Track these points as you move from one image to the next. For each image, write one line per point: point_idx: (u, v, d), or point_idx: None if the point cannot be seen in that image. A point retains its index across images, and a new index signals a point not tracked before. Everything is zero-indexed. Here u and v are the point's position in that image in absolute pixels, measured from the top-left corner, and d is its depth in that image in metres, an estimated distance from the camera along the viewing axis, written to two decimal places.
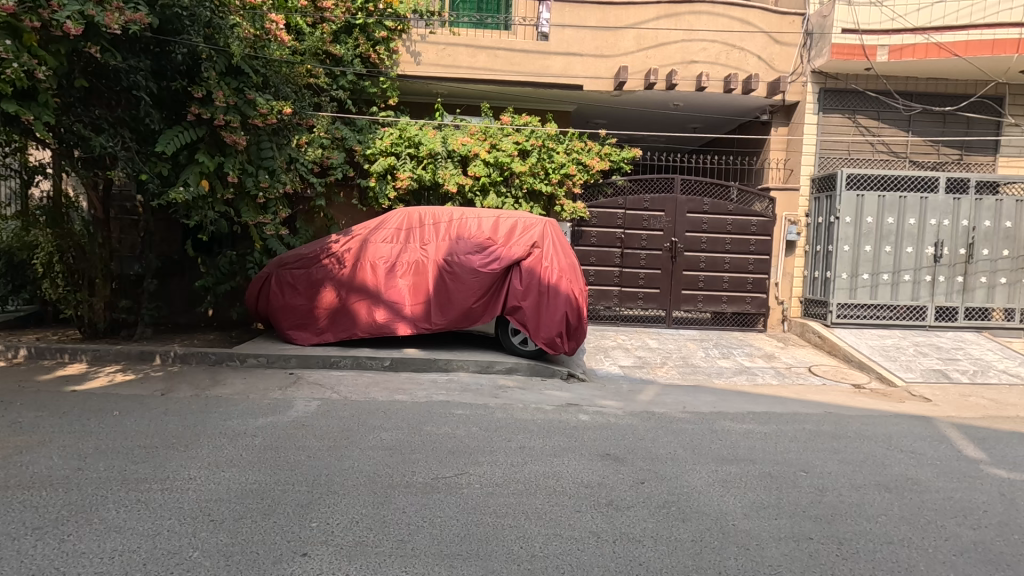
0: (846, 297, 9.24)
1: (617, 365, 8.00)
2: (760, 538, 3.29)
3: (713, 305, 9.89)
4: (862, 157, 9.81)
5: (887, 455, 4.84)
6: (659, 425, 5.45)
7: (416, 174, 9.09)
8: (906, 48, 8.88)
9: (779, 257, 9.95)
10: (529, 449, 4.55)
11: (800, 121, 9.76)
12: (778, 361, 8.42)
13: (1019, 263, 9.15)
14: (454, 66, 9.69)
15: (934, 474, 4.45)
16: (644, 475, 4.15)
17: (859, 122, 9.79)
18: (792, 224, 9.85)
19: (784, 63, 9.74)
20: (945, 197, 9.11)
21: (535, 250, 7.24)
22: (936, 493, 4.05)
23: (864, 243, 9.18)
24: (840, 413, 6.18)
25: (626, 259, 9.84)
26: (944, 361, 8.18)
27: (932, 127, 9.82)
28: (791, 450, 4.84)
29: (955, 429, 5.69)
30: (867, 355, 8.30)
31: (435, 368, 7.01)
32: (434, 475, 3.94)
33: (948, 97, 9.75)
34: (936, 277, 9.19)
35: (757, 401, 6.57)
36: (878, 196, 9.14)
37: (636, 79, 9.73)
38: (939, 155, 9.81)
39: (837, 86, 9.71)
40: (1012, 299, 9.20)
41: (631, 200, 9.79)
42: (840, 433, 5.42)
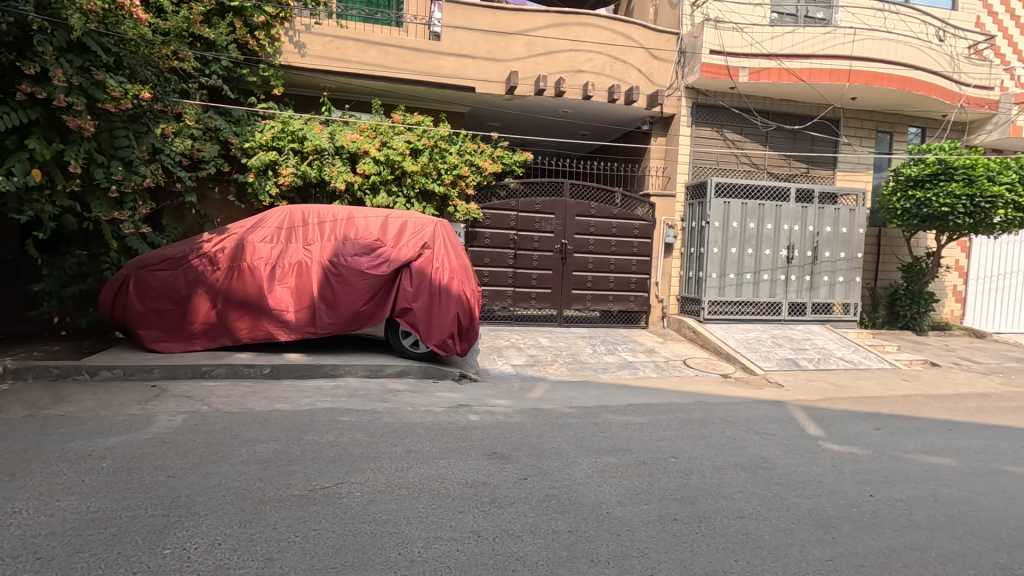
0: (717, 295, 10.10)
1: (510, 364, 8.14)
2: (632, 523, 3.50)
3: (601, 304, 10.38)
4: (728, 167, 10.79)
5: (745, 437, 5.36)
6: (546, 421, 5.61)
7: (301, 170, 8.64)
8: (763, 72, 9.93)
9: (658, 259, 10.66)
10: (416, 453, 4.49)
11: (676, 133, 10.54)
12: (658, 355, 9.04)
13: (853, 264, 10.54)
14: (342, 59, 9.29)
15: (781, 452, 5.00)
16: (528, 471, 4.26)
17: (726, 136, 10.77)
18: (669, 228, 10.59)
19: (661, 77, 10.46)
20: (795, 206, 10.30)
21: (426, 250, 7.18)
22: (783, 469, 4.55)
23: (730, 246, 10.10)
24: (708, 401, 6.75)
25: (519, 259, 10.05)
26: (795, 351, 9.23)
27: (785, 142, 11.05)
28: (665, 438, 5.21)
29: (801, 411, 6.44)
30: (733, 347, 9.14)
31: (321, 374, 6.71)
32: (312, 486, 3.75)
33: (796, 117, 11.04)
34: (789, 276, 10.34)
35: (638, 394, 6.99)
36: (741, 203, 10.11)
37: (527, 85, 9.97)
38: (791, 168, 11.05)
39: (707, 102, 10.60)
40: (849, 295, 10.57)
41: (523, 203, 10.03)
42: (707, 420, 5.92)
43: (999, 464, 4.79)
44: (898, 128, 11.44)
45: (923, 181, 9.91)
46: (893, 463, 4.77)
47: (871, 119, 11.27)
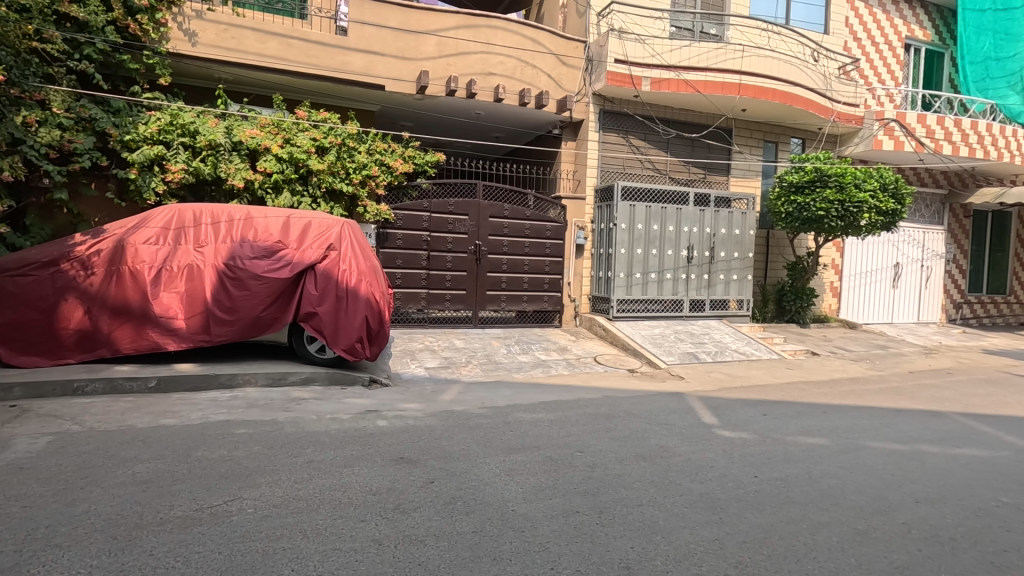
0: (624, 294, 10.54)
1: (423, 367, 8.02)
2: (535, 518, 3.56)
3: (516, 304, 10.51)
4: (633, 172, 11.31)
5: (646, 428, 5.64)
6: (457, 423, 5.59)
7: (193, 166, 8.03)
8: (664, 82, 10.48)
9: (570, 259, 10.96)
10: (318, 463, 4.31)
11: (585, 138, 10.90)
12: (570, 353, 9.29)
13: (745, 263, 11.39)
14: (239, 49, 8.74)
15: (679, 440, 5.31)
16: (435, 474, 4.21)
17: (631, 142, 11.29)
18: (580, 229, 10.92)
19: (570, 83, 10.77)
20: (694, 209, 10.98)
21: (332, 252, 6.91)
22: (678, 457, 4.83)
23: (636, 247, 10.58)
24: (615, 395, 7.04)
25: (432, 261, 9.96)
26: (695, 345, 9.84)
27: (684, 149, 11.76)
28: (572, 433, 5.36)
29: (698, 401, 6.88)
30: (640, 343, 9.59)
31: (216, 385, 6.26)
32: (198, 506, 3.48)
33: (694, 126, 11.78)
34: (689, 275, 11.01)
35: (549, 391, 7.15)
36: (646, 206, 10.63)
37: (437, 85, 9.90)
38: (689, 174, 11.78)
39: (613, 108, 11.05)
40: (742, 292, 11.41)
41: (435, 204, 9.95)
42: (613, 413, 6.17)
43: (863, 441, 5.36)
44: (782, 138, 12.51)
45: (803, 187, 10.91)
46: (776, 445, 5.20)
47: (759, 129, 12.25)
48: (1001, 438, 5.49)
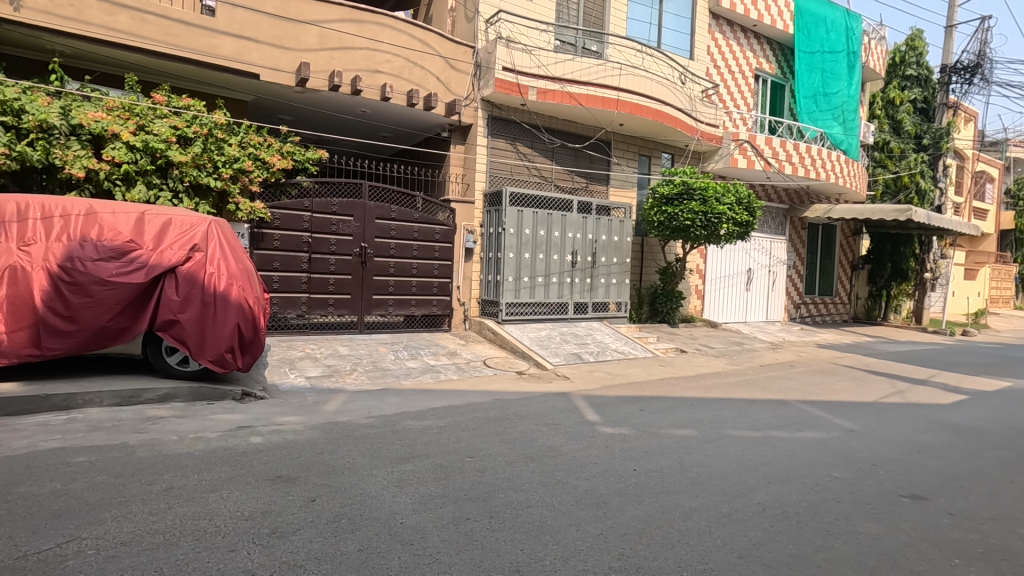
0: (512, 297, 10.73)
1: (303, 377, 7.52)
2: (424, 529, 3.47)
3: (403, 309, 10.25)
4: (521, 178, 11.58)
5: (534, 429, 5.77)
6: (342, 434, 5.31)
7: (17, 151, 6.82)
8: (549, 93, 10.84)
9: (459, 263, 10.92)
10: (179, 489, 3.85)
11: (473, 142, 10.96)
12: (459, 357, 9.25)
13: (623, 268, 12.13)
14: (78, 19, 7.62)
15: (564, 439, 5.50)
16: (316, 491, 3.95)
17: (519, 149, 11.55)
18: (469, 233, 10.94)
19: (459, 87, 10.76)
20: (578, 216, 11.49)
21: (196, 253, 6.25)
22: (565, 455, 4.99)
23: (523, 251, 10.82)
24: (504, 398, 7.13)
25: (314, 263, 9.41)
26: (579, 346, 10.29)
27: (568, 158, 12.28)
28: (462, 438, 5.33)
29: (583, 400, 7.19)
30: (527, 345, 9.83)
31: (47, 408, 5.37)
32: (20, 553, 2.94)
33: (577, 137, 12.36)
34: (573, 279, 11.49)
35: (438, 397, 7.06)
36: (533, 212, 10.91)
37: (319, 79, 9.39)
38: (573, 182, 12.32)
39: (501, 115, 11.23)
40: (621, 295, 12.15)
41: (317, 203, 9.43)
42: (502, 416, 6.24)
43: (725, 430, 5.92)
44: (654, 153, 13.52)
45: (672, 199, 11.88)
46: (652, 438, 5.58)
47: (634, 143, 13.13)
48: (832, 421, 6.37)
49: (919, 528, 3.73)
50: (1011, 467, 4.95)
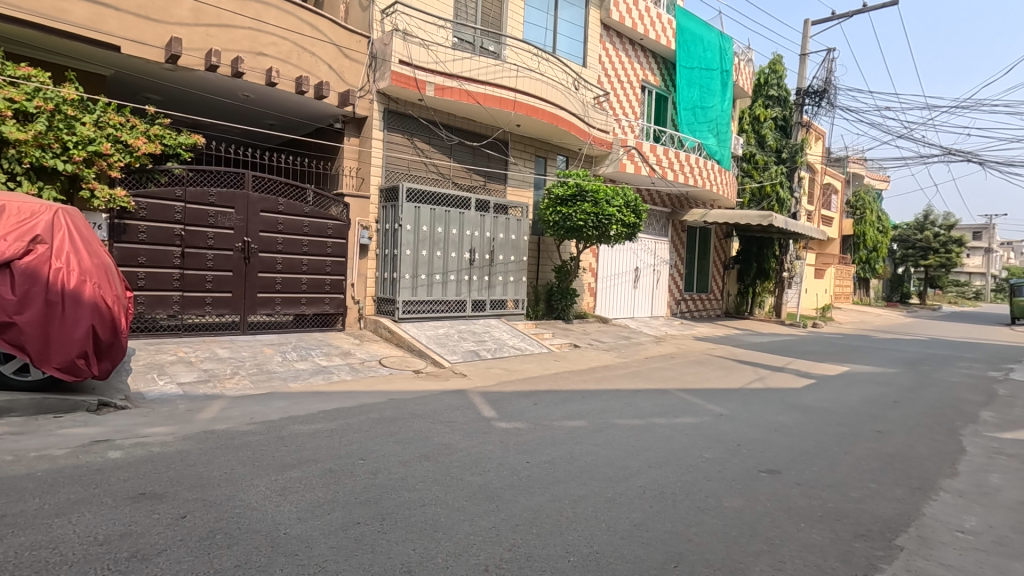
0: (409, 295, 10.54)
1: (175, 383, 6.85)
2: (310, 538, 3.31)
3: (292, 308, 9.68)
4: (418, 174, 11.41)
5: (430, 427, 5.73)
6: (219, 443, 4.92)
7: None
8: (447, 90, 10.77)
9: (353, 260, 10.52)
10: (15, 517, 3.34)
11: (369, 135, 10.61)
12: (353, 357, 8.93)
13: (520, 265, 12.39)
14: None
15: (460, 436, 5.51)
16: (187, 507, 3.62)
17: (416, 144, 11.37)
18: (364, 229, 10.57)
19: (353, 77, 10.37)
20: (476, 214, 11.53)
21: (39, 246, 5.45)
22: (459, 452, 5.00)
23: (420, 248, 10.67)
24: (400, 398, 7.00)
25: (188, 259, 8.62)
26: (477, 343, 10.36)
27: (466, 156, 12.31)
28: (353, 440, 5.16)
29: (479, 396, 7.25)
30: (425, 343, 9.71)
31: None
32: None
33: (475, 135, 12.41)
34: (471, 276, 11.54)
35: (329, 399, 6.77)
36: (430, 209, 10.78)
37: (193, 57, 8.60)
38: (471, 180, 12.38)
39: (397, 109, 10.98)
40: (518, 292, 12.41)
41: (192, 192, 8.64)
42: (397, 416, 6.12)
43: (612, 420, 6.26)
44: (550, 155, 13.96)
45: (566, 200, 12.35)
46: (545, 431, 5.76)
47: (531, 145, 13.47)
48: (705, 407, 6.97)
49: (773, 498, 4.19)
50: (847, 440, 5.73)
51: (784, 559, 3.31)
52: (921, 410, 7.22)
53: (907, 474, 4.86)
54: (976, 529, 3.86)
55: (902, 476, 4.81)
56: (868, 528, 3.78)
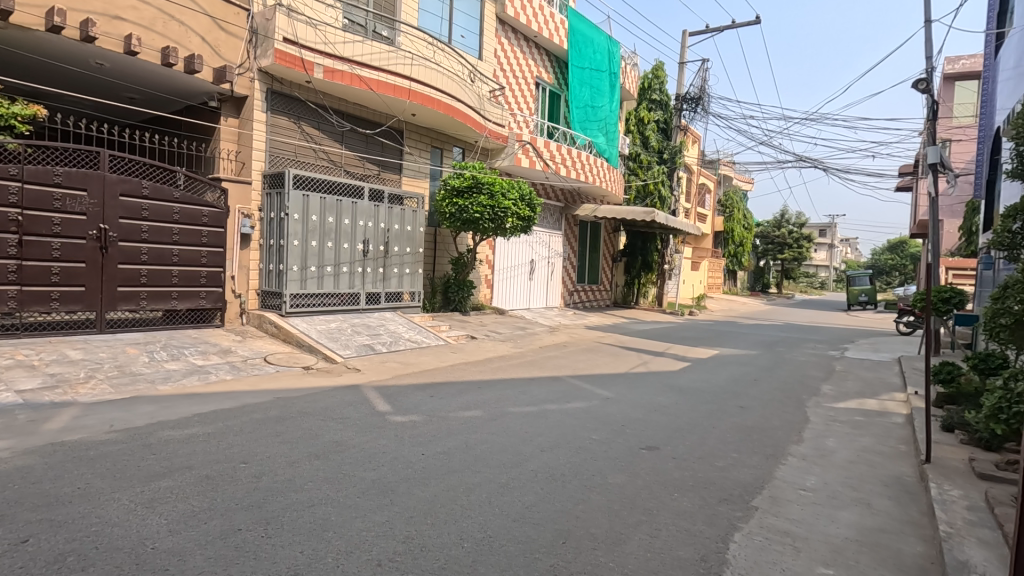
0: (297, 288, 10.00)
1: (13, 391, 5.94)
2: (183, 551, 3.06)
3: (161, 303, 8.78)
4: (306, 161, 10.83)
5: (319, 426, 5.50)
6: (70, 456, 4.36)
7: None
8: (336, 73, 10.29)
9: (234, 250, 9.76)
10: None
11: (250, 117, 9.87)
12: (234, 355, 8.30)
13: (416, 257, 12.21)
14: None
15: (352, 432, 5.35)
16: (31, 529, 3.19)
17: (303, 129, 10.77)
18: (245, 218, 9.83)
19: (230, 52, 9.58)
20: (369, 204, 11.17)
21: None
22: (352, 449, 4.87)
23: (310, 239, 10.15)
24: (287, 396, 6.63)
25: (27, 248, 7.49)
26: (371, 337, 10.09)
27: (359, 144, 11.88)
28: (234, 443, 4.82)
29: (374, 391, 7.09)
30: (315, 338, 9.28)
31: None
32: None
33: (369, 123, 12.02)
34: (365, 268, 11.19)
35: (206, 400, 6.25)
36: (320, 197, 10.27)
37: (32, 15, 7.46)
38: (364, 169, 11.97)
39: (282, 90, 10.32)
40: (414, 284, 12.24)
41: (32, 171, 7.51)
42: (284, 415, 5.80)
43: (507, 408, 6.42)
44: (446, 146, 13.87)
45: (462, 191, 12.37)
46: (441, 423, 5.77)
47: (427, 135, 13.28)
48: (594, 392, 7.35)
49: (652, 473, 4.56)
50: (715, 416, 6.36)
51: (659, 527, 3.62)
52: (775, 387, 8.18)
53: (763, 443, 5.50)
54: (814, 486, 4.48)
55: (759, 445, 5.44)
56: (730, 493, 4.24)
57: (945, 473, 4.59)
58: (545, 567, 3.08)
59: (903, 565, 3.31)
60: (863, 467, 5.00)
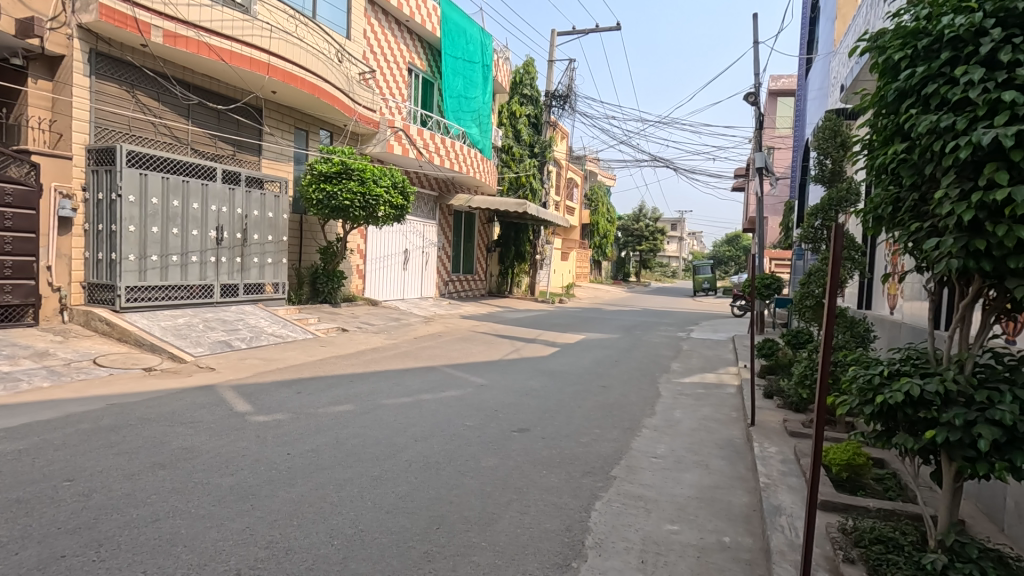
0: (135, 280, 8.82)
1: None
2: None
3: None
4: (143, 135, 9.56)
5: (165, 432, 4.94)
6: None
7: None
8: (179, 39, 9.19)
9: (49, 235, 8.29)
10: None
11: (68, 80, 8.46)
12: (53, 358, 7.12)
13: (279, 246, 11.40)
14: None
15: (205, 436, 4.89)
16: None
17: (138, 98, 9.48)
18: (65, 198, 8.40)
19: (41, 3, 8.11)
20: (222, 186, 10.16)
21: None
22: (206, 454, 4.45)
23: (150, 225, 9.00)
24: (124, 402, 5.86)
25: None
26: (228, 332, 9.25)
27: (209, 121, 10.76)
28: (55, 460, 4.16)
29: (231, 390, 6.52)
30: (159, 336, 8.29)
31: None
32: None
33: (221, 97, 10.94)
34: (219, 258, 10.20)
35: (15, 413, 5.30)
36: (161, 177, 9.12)
37: None
38: (216, 148, 10.88)
39: (110, 53, 8.96)
40: (277, 275, 11.42)
41: None
42: (120, 423, 5.13)
43: (380, 400, 6.29)
44: (311, 128, 13.06)
45: (330, 177, 11.79)
46: (308, 419, 5.49)
47: (289, 116, 12.40)
48: (468, 380, 7.47)
49: (522, 453, 4.76)
50: (580, 397, 6.80)
51: (529, 503, 3.81)
52: (633, 366, 8.96)
53: (621, 418, 6.01)
54: (663, 453, 5.00)
55: (618, 420, 5.93)
56: (592, 466, 4.58)
57: (765, 433, 5.38)
58: (418, 554, 3.09)
59: (731, 515, 3.83)
60: (703, 433, 5.68)
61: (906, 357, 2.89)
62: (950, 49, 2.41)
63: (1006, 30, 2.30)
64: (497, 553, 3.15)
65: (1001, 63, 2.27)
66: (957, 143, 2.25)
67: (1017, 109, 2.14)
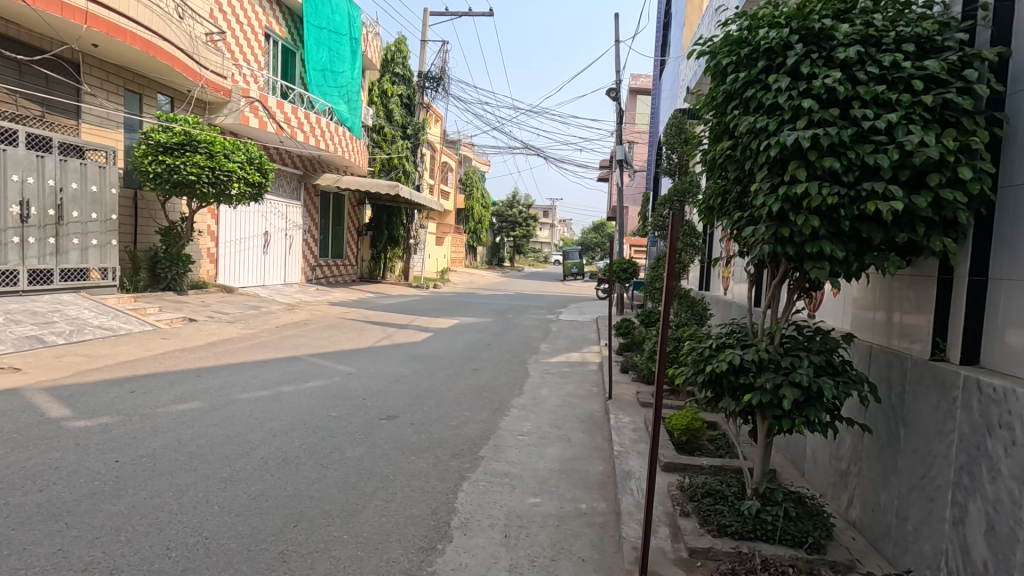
0: None
1: None
2: None
3: None
4: None
5: None
6: None
7: None
8: None
9: None
10: None
11: None
12: None
13: (107, 226, 9.89)
14: None
15: (5, 448, 4.12)
16: None
17: None
18: None
19: None
20: (27, 153, 8.54)
21: None
22: (5, 470, 3.75)
23: None
24: None
25: None
26: (39, 326, 7.87)
27: (6, 73, 8.98)
28: None
29: (42, 393, 5.56)
30: None
31: None
32: None
33: (22, 46, 9.18)
34: (25, 238, 8.62)
35: None
36: None
37: None
38: (18, 107, 9.13)
39: None
40: (104, 259, 9.92)
41: None
42: None
43: (233, 395, 5.77)
44: (146, 91, 11.45)
45: (171, 148, 10.46)
46: (143, 421, 4.87)
47: (117, 75, 10.73)
48: (335, 369, 7.12)
49: (389, 441, 4.67)
50: (451, 380, 6.83)
51: (394, 491, 3.74)
52: (503, 349, 9.19)
53: (490, 399, 6.14)
54: (529, 431, 5.20)
55: (487, 401, 6.05)
56: (461, 448, 4.63)
57: (620, 405, 5.83)
58: (272, 556, 2.89)
59: (588, 483, 4.10)
60: (566, 409, 6.00)
61: (730, 331, 3.27)
62: (765, 58, 2.73)
63: (806, 45, 2.66)
64: (359, 544, 3.05)
65: (802, 74, 2.62)
66: (769, 142, 2.57)
67: (813, 115, 2.49)
